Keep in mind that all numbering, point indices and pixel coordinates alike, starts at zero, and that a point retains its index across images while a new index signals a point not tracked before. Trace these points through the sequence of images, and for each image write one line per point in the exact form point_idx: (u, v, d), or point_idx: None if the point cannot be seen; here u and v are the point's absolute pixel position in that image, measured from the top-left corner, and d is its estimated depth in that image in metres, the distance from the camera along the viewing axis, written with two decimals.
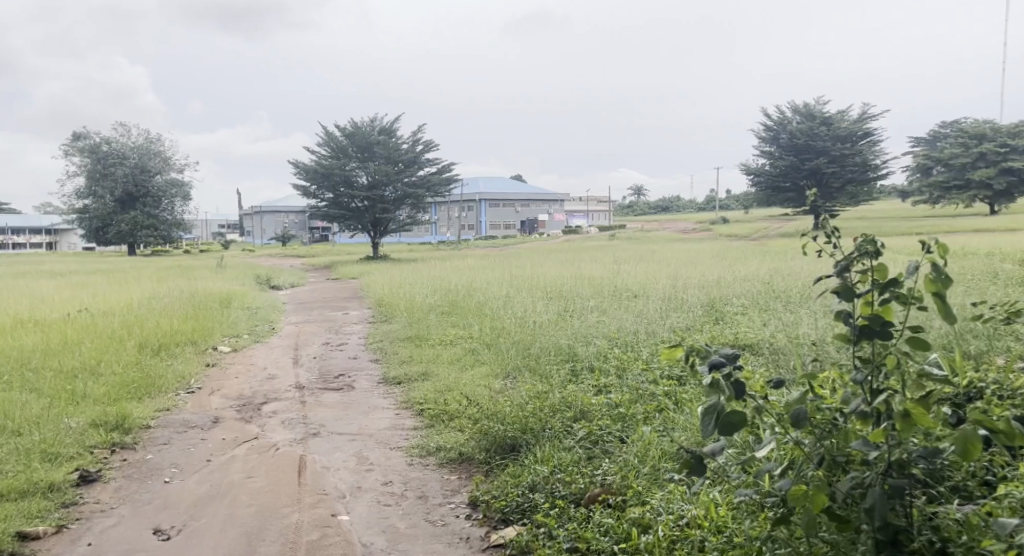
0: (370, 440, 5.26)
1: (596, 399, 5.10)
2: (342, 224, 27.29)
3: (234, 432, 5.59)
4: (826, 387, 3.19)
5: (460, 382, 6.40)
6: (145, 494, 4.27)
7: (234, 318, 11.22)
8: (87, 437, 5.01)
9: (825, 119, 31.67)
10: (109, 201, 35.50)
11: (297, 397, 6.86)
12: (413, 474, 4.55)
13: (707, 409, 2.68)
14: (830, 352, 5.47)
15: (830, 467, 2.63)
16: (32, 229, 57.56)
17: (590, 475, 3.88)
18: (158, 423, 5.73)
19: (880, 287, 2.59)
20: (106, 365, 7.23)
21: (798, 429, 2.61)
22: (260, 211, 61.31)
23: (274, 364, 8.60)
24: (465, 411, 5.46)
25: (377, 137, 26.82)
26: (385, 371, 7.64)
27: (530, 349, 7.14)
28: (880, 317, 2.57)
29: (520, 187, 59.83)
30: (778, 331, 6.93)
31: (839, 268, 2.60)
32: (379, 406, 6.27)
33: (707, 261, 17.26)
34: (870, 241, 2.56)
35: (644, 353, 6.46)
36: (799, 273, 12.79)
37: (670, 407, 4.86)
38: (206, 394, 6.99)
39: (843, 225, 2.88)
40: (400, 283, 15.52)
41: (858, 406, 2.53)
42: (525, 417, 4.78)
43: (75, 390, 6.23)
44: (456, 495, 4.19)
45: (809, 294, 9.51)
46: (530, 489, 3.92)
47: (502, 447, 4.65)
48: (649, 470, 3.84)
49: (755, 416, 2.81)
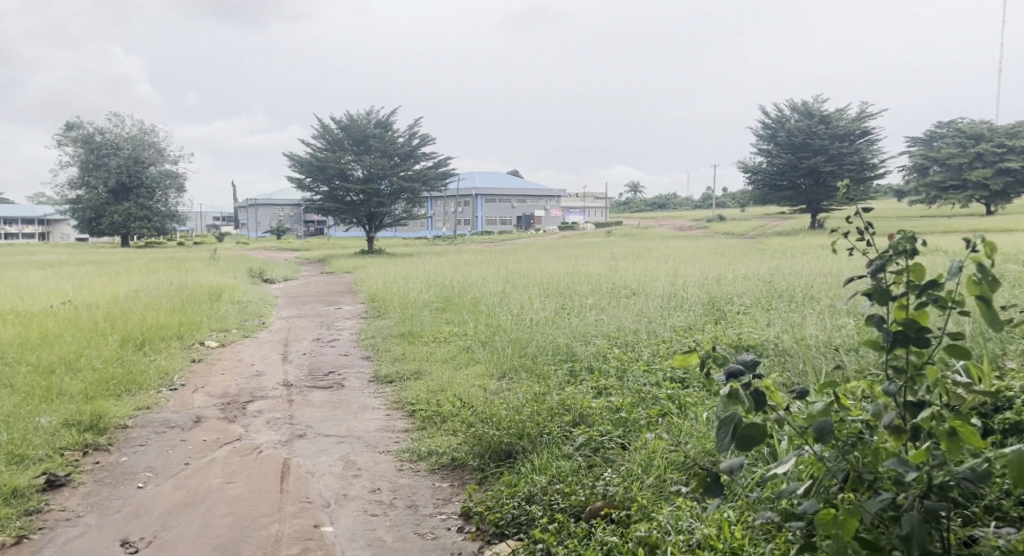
0: (358, 443, 5.02)
1: (596, 401, 4.86)
2: (336, 217, 26.94)
3: (216, 433, 5.32)
4: (852, 396, 2.96)
5: (454, 382, 6.15)
6: (115, 501, 4.01)
7: (222, 312, 10.94)
8: (57, 438, 4.74)
9: (823, 117, 31.58)
10: (101, 191, 34.87)
11: (284, 396, 6.61)
12: (402, 481, 4.30)
13: (723, 419, 2.46)
14: (840, 358, 5.25)
15: (859, 487, 2.39)
16: (25, 218, 56.91)
17: (592, 485, 3.63)
18: (136, 422, 5.47)
19: (916, 288, 2.32)
20: (85, 360, 6.96)
21: (823, 442, 2.39)
22: (255, 204, 61.05)
23: (262, 360, 8.34)
24: (458, 413, 5.22)
25: (372, 130, 26.46)
26: (376, 369, 7.39)
27: (527, 348, 6.88)
28: (916, 322, 2.31)
29: (515, 182, 59.43)
30: (783, 331, 6.69)
31: (872, 269, 2.32)
32: (369, 406, 6.02)
33: (704, 259, 16.83)
34: (908, 239, 2.29)
35: (645, 353, 6.22)
36: (802, 271, 12.50)
37: (674, 411, 4.64)
38: (189, 391, 6.73)
39: (875, 221, 2.65)
40: (394, 277, 15.25)
41: (893, 419, 2.27)
42: (522, 420, 4.52)
43: (51, 386, 5.96)
44: (448, 505, 3.94)
45: (814, 294, 9.27)
46: (527, 501, 3.67)
47: (497, 453, 4.39)
48: (654, 481, 3.59)
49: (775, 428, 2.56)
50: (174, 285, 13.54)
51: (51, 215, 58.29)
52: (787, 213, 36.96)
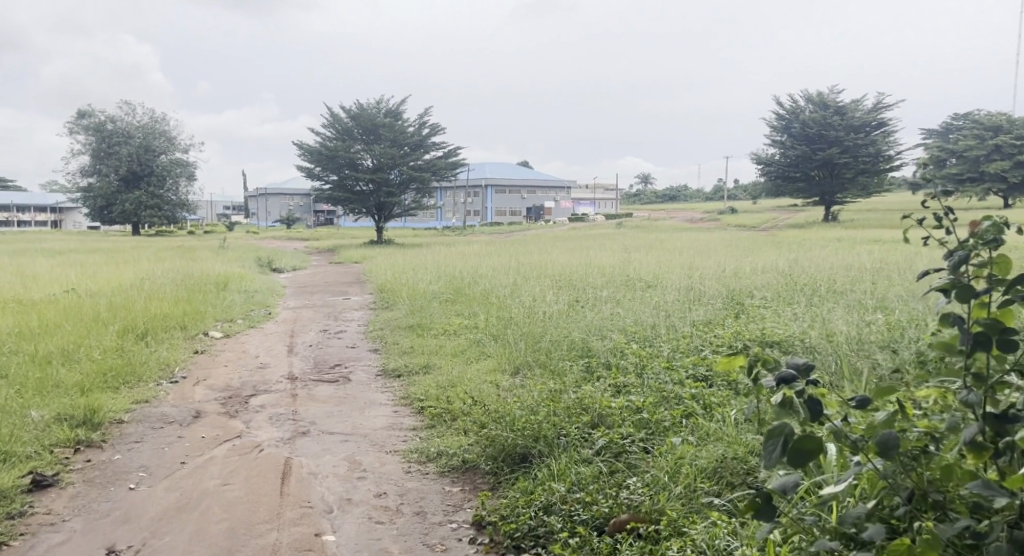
0: (364, 442, 4.76)
1: (614, 401, 4.58)
2: (344, 207, 26.53)
3: (216, 430, 5.07)
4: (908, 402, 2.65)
5: (464, 377, 5.87)
6: (105, 503, 3.76)
7: (229, 302, 10.72)
8: (47, 435, 4.51)
9: (838, 108, 31.13)
10: (113, 179, 34.82)
11: (288, 389, 6.37)
12: (410, 485, 4.03)
13: (772, 430, 2.16)
14: (873, 362, 4.96)
15: (924, 506, 2.15)
16: (37, 206, 57.16)
17: (615, 494, 3.36)
18: (133, 417, 5.23)
19: (1003, 284, 2.02)
20: (83, 351, 6.72)
21: (888, 457, 2.10)
22: (265, 194, 60.96)
23: (267, 352, 8.08)
24: (469, 411, 4.95)
25: (382, 119, 26.16)
26: (384, 363, 7.13)
27: (540, 342, 6.61)
28: (1000, 323, 2.01)
29: (525, 173, 58.98)
30: (809, 326, 6.38)
31: (954, 259, 2.01)
32: (376, 402, 5.75)
33: (720, 252, 16.52)
34: (995, 227, 1.99)
35: (665, 349, 5.93)
36: (822, 264, 12.14)
37: (699, 412, 4.37)
38: (190, 384, 6.48)
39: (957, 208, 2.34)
40: (402, 268, 14.96)
41: (972, 435, 1.97)
42: (538, 422, 4.23)
43: (46, 378, 5.73)
44: (459, 512, 3.68)
45: (837, 288, 8.97)
46: (544, 510, 3.39)
47: (512, 457, 4.11)
48: (683, 490, 3.32)
49: (833, 441, 2.25)
50: (180, 274, 13.29)
51: (63, 203, 58.41)
52: (799, 206, 36.70)
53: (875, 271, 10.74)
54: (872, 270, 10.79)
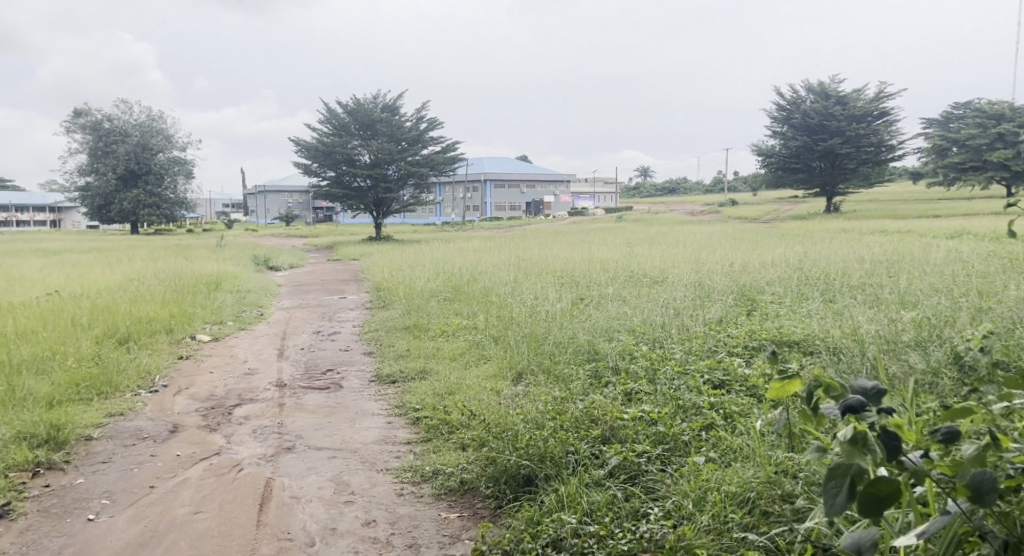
0: (354, 459, 4.34)
1: (627, 411, 4.15)
2: (342, 203, 26.09)
3: (193, 447, 4.64)
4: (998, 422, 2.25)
5: (463, 384, 5.45)
6: (57, 539, 3.36)
7: (219, 303, 10.29)
8: (3, 457, 4.09)
9: (839, 98, 30.56)
10: (111, 178, 34.30)
11: (275, 398, 5.95)
12: (401, 511, 3.62)
13: (835, 469, 1.78)
14: (912, 368, 4.52)
15: None
16: (37, 205, 56.70)
17: (632, 528, 3.00)
18: (104, 433, 4.81)
19: None
20: (57, 360, 6.28)
21: (984, 503, 1.75)
22: (263, 191, 60.32)
23: (256, 356, 7.66)
24: (468, 424, 4.54)
25: (379, 114, 25.59)
26: (379, 368, 6.71)
27: (543, 344, 6.17)
28: None
29: (524, 167, 58.44)
30: (830, 324, 5.96)
31: None
32: (368, 412, 5.32)
33: (726, 244, 16.07)
34: None
35: (677, 352, 5.49)
36: (833, 257, 11.72)
37: (720, 423, 3.93)
38: (170, 393, 6.07)
39: None
40: (399, 265, 14.52)
41: None
42: (543, 439, 3.80)
43: (13, 390, 5.30)
44: (456, 545, 3.29)
45: (855, 282, 8.53)
46: (552, 547, 3.00)
47: (516, 479, 3.69)
48: (712, 521, 2.95)
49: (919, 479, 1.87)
50: (171, 274, 12.81)
51: (61, 203, 57.88)
52: (801, 198, 36.26)
53: (890, 264, 10.28)
54: (886, 263, 10.34)
